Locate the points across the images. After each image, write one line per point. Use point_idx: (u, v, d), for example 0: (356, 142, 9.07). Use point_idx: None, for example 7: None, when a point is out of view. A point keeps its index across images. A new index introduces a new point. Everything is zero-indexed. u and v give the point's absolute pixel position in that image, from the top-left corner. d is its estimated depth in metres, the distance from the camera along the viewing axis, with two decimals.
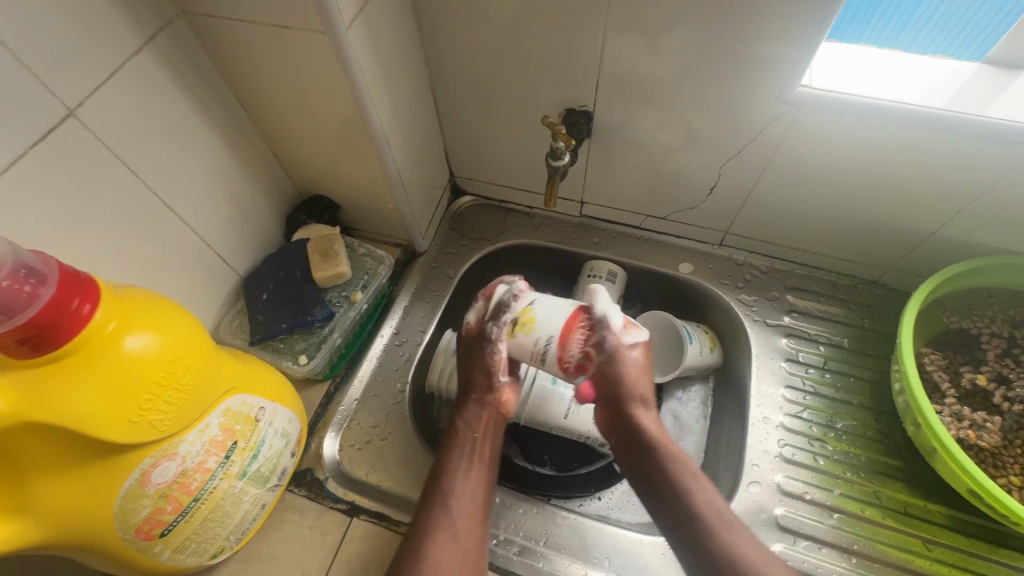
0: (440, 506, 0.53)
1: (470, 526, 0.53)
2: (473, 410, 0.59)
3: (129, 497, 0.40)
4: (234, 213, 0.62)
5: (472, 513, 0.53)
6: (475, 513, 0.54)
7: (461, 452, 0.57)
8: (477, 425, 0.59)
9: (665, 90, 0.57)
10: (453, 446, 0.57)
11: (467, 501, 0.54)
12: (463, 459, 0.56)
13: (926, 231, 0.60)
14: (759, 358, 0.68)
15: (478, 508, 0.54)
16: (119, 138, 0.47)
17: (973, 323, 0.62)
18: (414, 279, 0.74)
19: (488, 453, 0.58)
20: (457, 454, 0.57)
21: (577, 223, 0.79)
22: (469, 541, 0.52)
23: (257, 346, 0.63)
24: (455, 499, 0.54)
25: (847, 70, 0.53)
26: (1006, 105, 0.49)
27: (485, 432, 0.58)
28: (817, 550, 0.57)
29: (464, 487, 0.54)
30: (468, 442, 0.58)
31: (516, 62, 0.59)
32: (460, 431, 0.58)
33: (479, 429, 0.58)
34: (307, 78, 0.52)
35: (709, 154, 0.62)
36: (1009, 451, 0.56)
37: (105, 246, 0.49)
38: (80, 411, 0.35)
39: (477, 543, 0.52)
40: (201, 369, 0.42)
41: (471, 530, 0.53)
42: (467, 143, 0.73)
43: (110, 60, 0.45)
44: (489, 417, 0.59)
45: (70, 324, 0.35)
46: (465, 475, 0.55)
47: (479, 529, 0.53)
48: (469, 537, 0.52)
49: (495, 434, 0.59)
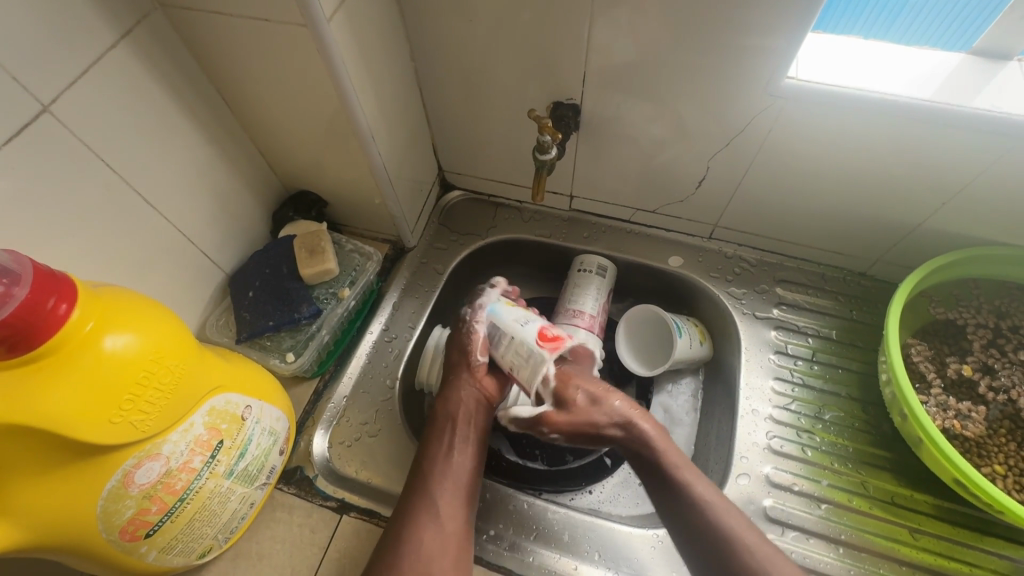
0: (420, 490, 0.55)
1: (452, 508, 0.54)
2: (453, 393, 0.60)
3: (112, 498, 0.39)
4: (217, 209, 0.61)
5: (455, 496, 0.55)
6: (458, 495, 0.55)
7: (443, 436, 0.58)
8: (457, 409, 0.59)
9: (653, 82, 0.56)
10: (435, 430, 0.59)
11: (448, 485, 0.55)
12: (443, 444, 0.57)
13: (913, 222, 0.61)
14: (748, 351, 0.68)
15: (462, 492, 0.56)
16: (97, 134, 0.47)
17: (959, 313, 0.63)
18: (403, 275, 0.74)
19: (472, 435, 0.59)
20: (438, 439, 0.58)
21: (567, 217, 0.79)
22: (451, 524, 0.53)
23: (243, 344, 0.62)
24: (436, 483, 0.55)
25: (835, 61, 0.52)
26: (993, 95, 0.49)
27: (466, 416, 0.59)
28: (805, 541, 0.57)
29: (446, 471, 0.56)
30: (448, 426, 0.59)
31: (502, 53, 0.58)
32: (441, 417, 0.59)
33: (461, 413, 0.59)
34: (289, 72, 0.52)
35: (697, 146, 0.62)
36: (993, 441, 0.57)
37: (85, 244, 0.48)
38: (59, 413, 0.34)
39: (460, 526, 0.54)
40: (184, 368, 0.42)
41: (453, 512, 0.54)
42: (455, 137, 0.73)
43: (85, 55, 0.44)
44: (469, 402, 0.60)
45: (46, 324, 0.34)
46: (446, 460, 0.56)
47: (462, 511, 0.55)
48: (450, 520, 0.53)
49: (479, 416, 0.60)
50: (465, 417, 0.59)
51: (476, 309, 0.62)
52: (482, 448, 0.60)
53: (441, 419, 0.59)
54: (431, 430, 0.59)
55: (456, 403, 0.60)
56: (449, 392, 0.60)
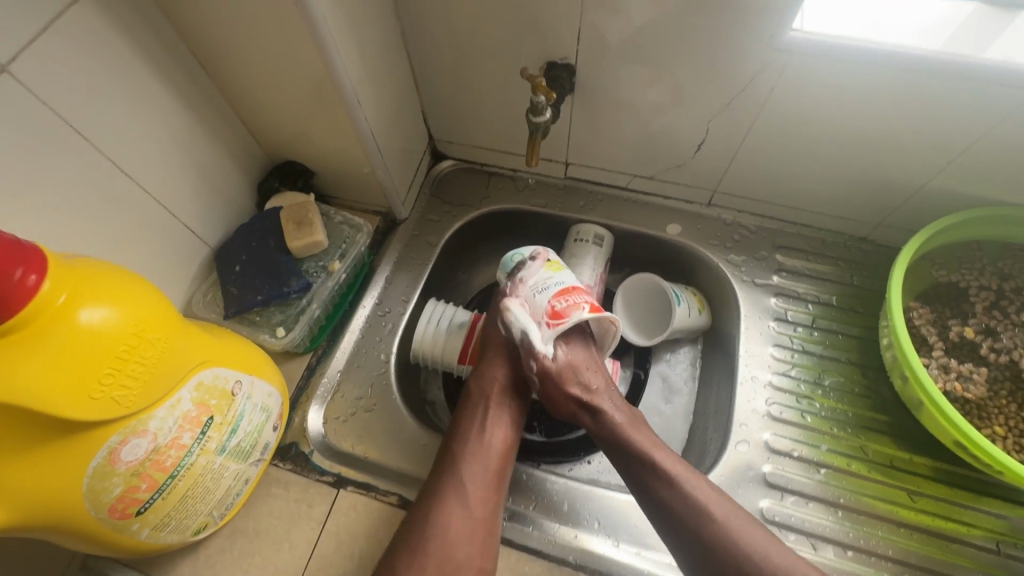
0: (451, 469, 0.54)
1: (483, 489, 0.54)
2: (487, 373, 0.60)
3: (98, 476, 0.38)
4: (198, 181, 0.59)
5: (485, 477, 0.54)
6: (489, 476, 0.55)
7: (475, 415, 0.58)
8: (491, 388, 0.59)
9: (651, 41, 0.54)
10: (469, 408, 0.59)
11: (479, 465, 0.55)
12: (475, 423, 0.57)
13: (918, 183, 0.59)
14: (748, 318, 0.67)
15: (492, 473, 0.55)
16: (63, 97, 0.44)
17: (962, 276, 0.62)
18: (395, 248, 0.72)
19: (506, 416, 0.59)
20: (471, 418, 0.58)
21: (562, 186, 0.76)
22: (479, 506, 0.53)
23: (231, 320, 0.61)
24: (468, 462, 0.55)
25: (842, 12, 0.50)
26: (1006, 46, 0.47)
27: (500, 396, 0.59)
28: (804, 505, 0.57)
29: (478, 451, 0.56)
30: (481, 406, 0.58)
31: (493, 11, 0.55)
32: (475, 396, 0.59)
33: (494, 392, 0.59)
34: (267, 31, 0.49)
35: (697, 109, 0.59)
36: (994, 402, 0.57)
37: (56, 218, 0.45)
38: (33, 389, 0.33)
39: (489, 509, 0.53)
40: (166, 341, 0.40)
41: (483, 493, 0.53)
42: (445, 103, 0.70)
43: (44, 11, 0.41)
44: (503, 381, 0.60)
45: (15, 297, 0.32)
46: (478, 439, 0.56)
47: (492, 493, 0.54)
48: (479, 499, 0.53)
49: (514, 397, 0.60)
50: (499, 397, 0.59)
51: (518, 282, 0.60)
52: (517, 431, 0.59)
53: (474, 397, 0.59)
54: (464, 407, 0.59)
55: (490, 382, 0.60)
56: (483, 370, 0.60)
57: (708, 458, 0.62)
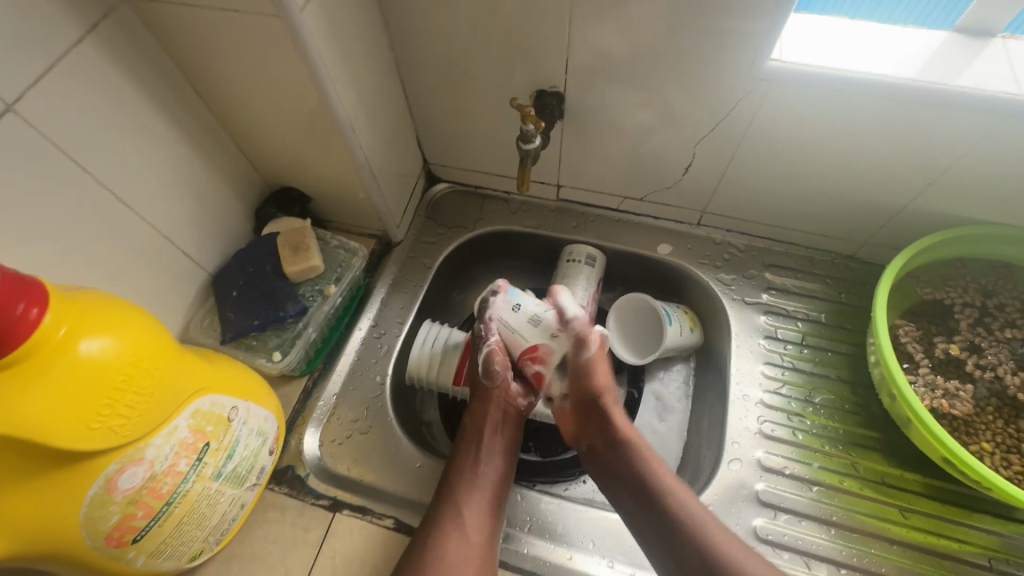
0: (448, 500, 0.55)
1: (479, 517, 0.54)
2: (480, 408, 0.61)
3: (95, 505, 0.39)
4: (197, 208, 0.60)
5: (482, 507, 0.55)
6: (485, 505, 0.55)
7: (470, 448, 0.58)
8: (484, 421, 0.60)
9: (638, 68, 0.55)
10: (463, 441, 0.59)
11: (476, 495, 0.55)
12: (471, 454, 0.58)
13: (901, 203, 0.60)
14: (738, 336, 0.68)
15: (488, 501, 0.56)
16: (66, 132, 0.45)
17: (947, 294, 0.63)
18: (390, 270, 0.73)
19: (499, 447, 0.60)
20: (466, 450, 0.58)
21: (554, 207, 0.78)
22: (477, 533, 0.53)
23: (229, 345, 0.62)
24: (464, 493, 0.55)
25: (820, 42, 0.52)
26: (978, 73, 0.48)
27: (492, 428, 0.60)
28: (798, 523, 0.57)
29: (474, 481, 0.56)
30: (476, 438, 0.59)
31: (484, 41, 0.57)
32: (469, 431, 0.60)
33: (486, 425, 0.60)
34: (265, 67, 0.51)
35: (684, 133, 0.61)
36: (981, 419, 0.57)
37: (56, 248, 0.46)
38: (33, 422, 0.34)
39: (485, 534, 0.53)
40: (165, 370, 0.41)
41: (479, 522, 0.54)
42: (439, 129, 0.72)
43: (49, 50, 0.42)
44: (496, 414, 0.60)
45: (16, 330, 0.33)
46: (474, 470, 0.57)
47: (488, 519, 0.55)
48: (477, 528, 0.53)
49: (506, 430, 0.61)
50: (491, 430, 0.60)
51: (489, 321, 0.61)
52: (511, 460, 0.60)
53: (468, 432, 0.60)
54: (458, 440, 0.60)
55: (483, 415, 0.60)
56: (475, 406, 0.61)
57: (701, 477, 0.62)
